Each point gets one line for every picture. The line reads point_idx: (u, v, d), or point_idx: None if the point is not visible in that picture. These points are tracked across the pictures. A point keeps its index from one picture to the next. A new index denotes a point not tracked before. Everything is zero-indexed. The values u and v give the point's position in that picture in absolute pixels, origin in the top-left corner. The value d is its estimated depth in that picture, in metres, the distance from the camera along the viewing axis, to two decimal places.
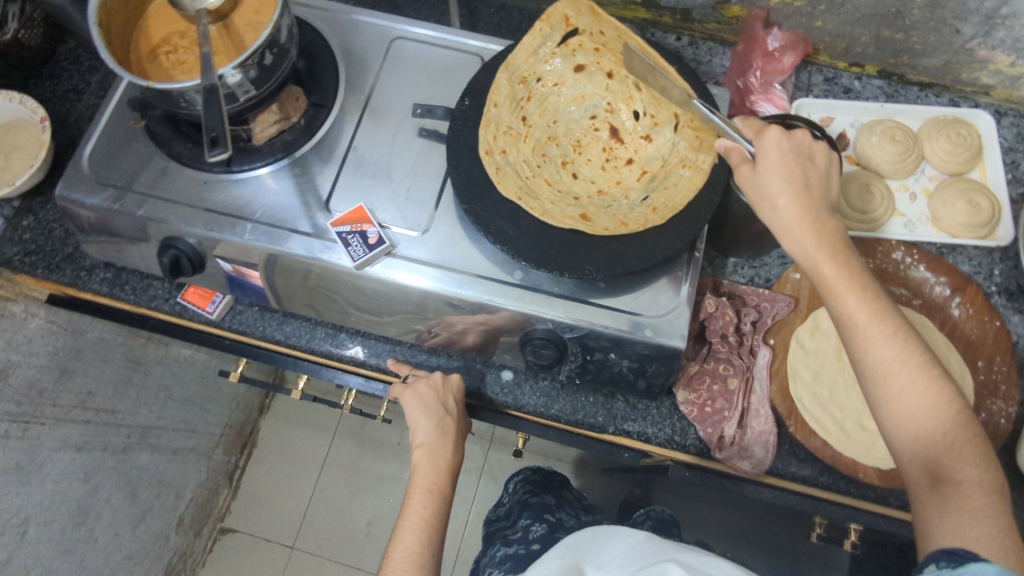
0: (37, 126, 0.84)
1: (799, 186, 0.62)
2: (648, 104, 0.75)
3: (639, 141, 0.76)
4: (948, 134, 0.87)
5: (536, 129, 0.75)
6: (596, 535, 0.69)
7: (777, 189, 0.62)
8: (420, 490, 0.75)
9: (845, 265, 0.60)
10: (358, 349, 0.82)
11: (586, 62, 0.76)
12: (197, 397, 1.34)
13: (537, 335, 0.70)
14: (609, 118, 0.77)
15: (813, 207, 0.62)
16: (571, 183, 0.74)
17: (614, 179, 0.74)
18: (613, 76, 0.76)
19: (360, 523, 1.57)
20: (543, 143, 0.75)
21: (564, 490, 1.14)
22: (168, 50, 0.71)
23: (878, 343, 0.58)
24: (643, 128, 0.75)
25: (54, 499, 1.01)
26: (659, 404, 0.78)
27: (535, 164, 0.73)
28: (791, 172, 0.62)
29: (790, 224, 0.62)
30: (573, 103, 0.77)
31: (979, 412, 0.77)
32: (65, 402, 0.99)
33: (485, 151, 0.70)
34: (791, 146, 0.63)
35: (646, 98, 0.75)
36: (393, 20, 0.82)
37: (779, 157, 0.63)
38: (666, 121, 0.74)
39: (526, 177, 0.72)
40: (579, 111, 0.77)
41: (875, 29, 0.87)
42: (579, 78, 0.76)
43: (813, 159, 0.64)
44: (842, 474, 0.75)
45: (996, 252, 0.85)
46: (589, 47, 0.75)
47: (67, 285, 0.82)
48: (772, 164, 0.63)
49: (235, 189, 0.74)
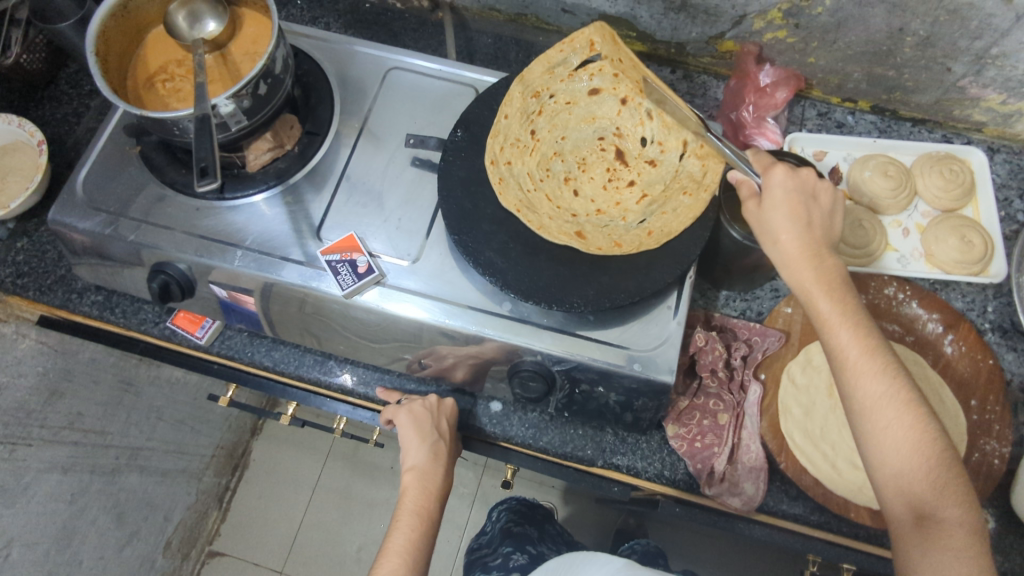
0: (34, 149, 0.85)
1: (798, 223, 0.63)
2: (659, 131, 0.73)
3: (647, 165, 0.73)
4: (940, 170, 0.87)
5: (543, 144, 0.74)
6: (572, 560, 0.73)
7: (780, 225, 0.63)
8: (408, 513, 0.74)
9: (840, 302, 0.61)
10: (347, 376, 0.82)
11: (602, 85, 0.75)
12: (189, 418, 1.33)
13: (526, 367, 0.69)
14: (619, 140, 0.74)
15: (813, 244, 0.63)
16: (569, 202, 0.72)
17: (614, 200, 0.72)
18: (627, 102, 0.74)
19: (350, 548, 1.55)
20: (548, 158, 0.74)
21: (546, 524, 1.14)
22: (164, 78, 0.71)
23: (868, 379, 0.58)
24: (652, 153, 0.73)
25: (39, 521, 1.00)
26: (648, 437, 0.78)
27: (539, 178, 0.73)
28: (794, 210, 0.63)
29: (789, 260, 0.63)
30: (583, 123, 0.75)
31: (973, 452, 0.75)
32: (53, 423, 0.99)
33: (491, 160, 0.71)
34: (797, 183, 0.64)
35: (658, 124, 0.73)
36: (390, 50, 0.83)
37: (783, 194, 0.63)
38: (674, 148, 0.72)
39: (526, 194, 0.71)
40: (587, 132, 0.75)
41: (867, 65, 0.87)
42: (592, 100, 0.75)
43: (817, 197, 0.65)
44: (834, 513, 0.74)
45: (989, 289, 0.85)
46: (607, 72, 0.74)
47: (58, 308, 0.83)
48: (776, 200, 0.63)
49: (229, 216, 0.74)
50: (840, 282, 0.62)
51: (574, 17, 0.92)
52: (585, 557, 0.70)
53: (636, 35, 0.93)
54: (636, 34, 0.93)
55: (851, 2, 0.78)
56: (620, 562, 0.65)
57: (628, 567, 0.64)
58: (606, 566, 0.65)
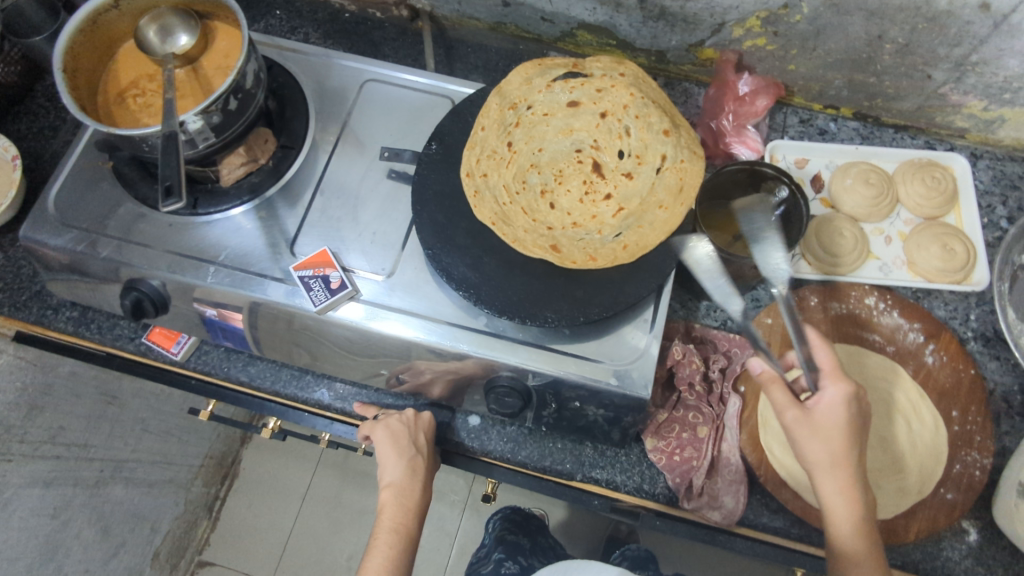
0: (8, 163, 0.84)
1: (844, 436, 0.62)
2: (638, 145, 0.72)
3: (624, 178, 0.72)
4: (922, 178, 0.87)
5: (520, 155, 0.73)
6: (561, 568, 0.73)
7: (831, 420, 0.62)
8: (385, 531, 0.75)
9: (847, 460, 0.62)
10: (324, 392, 0.81)
11: (582, 98, 0.74)
12: (176, 429, 1.33)
13: (502, 382, 0.69)
14: (597, 154, 0.73)
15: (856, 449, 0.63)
16: (545, 216, 0.71)
17: (591, 214, 0.71)
18: (606, 116, 0.73)
19: (341, 556, 1.54)
20: (524, 170, 0.73)
21: (540, 537, 1.15)
22: (136, 93, 0.71)
23: (862, 565, 0.60)
24: (631, 167, 0.72)
25: (21, 536, 0.99)
26: (628, 450, 0.77)
27: (515, 191, 0.72)
28: (843, 419, 0.62)
29: (824, 432, 0.62)
30: (560, 135, 0.74)
31: (955, 463, 0.75)
32: (34, 437, 0.98)
33: (466, 173, 0.70)
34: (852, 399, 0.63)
35: (637, 138, 0.72)
36: (367, 62, 0.82)
37: (834, 413, 0.62)
38: (653, 162, 0.71)
39: (503, 208, 0.70)
40: (565, 144, 0.74)
41: (848, 73, 0.87)
42: (570, 113, 0.74)
43: (866, 411, 0.64)
44: (814, 527, 0.73)
45: (971, 297, 0.84)
46: (588, 85, 0.74)
47: (33, 324, 0.82)
48: (824, 415, 0.62)
49: (203, 231, 0.73)
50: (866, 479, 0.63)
51: (553, 25, 0.92)
52: (577, 564, 0.71)
53: (616, 43, 0.92)
54: (616, 42, 0.92)
55: (829, 10, 0.77)
56: (614, 571, 0.65)
57: None
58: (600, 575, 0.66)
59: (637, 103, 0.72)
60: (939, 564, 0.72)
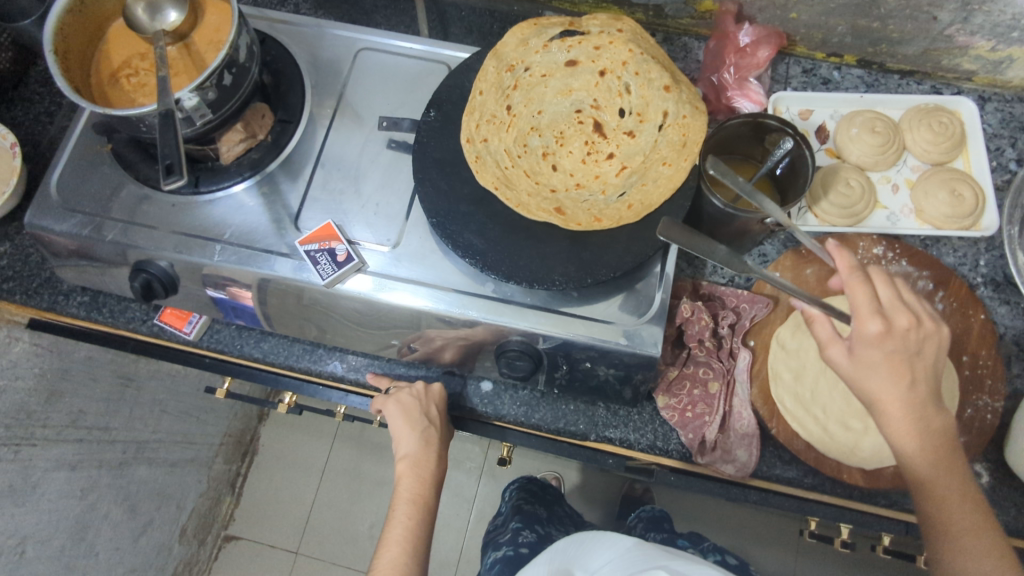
0: (7, 151, 0.84)
1: (896, 375, 0.60)
2: (639, 103, 0.71)
3: (626, 136, 0.71)
4: (929, 123, 0.86)
5: (520, 119, 0.72)
6: (584, 540, 0.73)
7: (875, 352, 0.61)
8: (404, 502, 0.76)
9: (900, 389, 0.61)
10: (337, 364, 0.82)
11: (579, 56, 0.72)
12: (193, 409, 1.35)
13: (513, 346, 0.69)
14: (598, 114, 0.72)
15: (915, 382, 0.61)
16: (548, 178, 0.71)
17: (594, 175, 0.71)
18: (606, 74, 0.72)
19: (363, 526, 1.58)
20: (525, 133, 0.72)
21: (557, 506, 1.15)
22: (129, 73, 0.70)
23: (944, 494, 0.60)
24: (632, 125, 0.71)
25: (51, 517, 1.02)
26: (641, 409, 0.78)
27: (516, 154, 0.71)
28: (887, 342, 0.60)
29: (870, 366, 0.61)
30: (560, 95, 0.73)
31: (966, 407, 0.75)
32: (56, 422, 1.00)
33: (466, 138, 0.69)
34: (895, 325, 0.61)
35: (638, 96, 0.71)
36: (360, 30, 0.81)
37: (883, 352, 0.61)
38: (655, 119, 0.70)
39: (508, 174, 0.70)
40: (564, 105, 0.73)
41: (851, 18, 0.85)
42: (569, 72, 0.72)
43: (915, 335, 0.62)
44: (827, 476, 0.74)
45: (981, 242, 0.84)
46: (585, 42, 0.72)
47: (46, 310, 0.83)
48: (876, 360, 0.61)
49: (206, 210, 0.73)
50: (934, 408, 0.62)
51: None
52: (598, 537, 0.71)
53: None
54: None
55: None
56: (631, 541, 0.65)
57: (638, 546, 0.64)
58: (618, 545, 0.66)
59: (637, 59, 0.71)
60: None
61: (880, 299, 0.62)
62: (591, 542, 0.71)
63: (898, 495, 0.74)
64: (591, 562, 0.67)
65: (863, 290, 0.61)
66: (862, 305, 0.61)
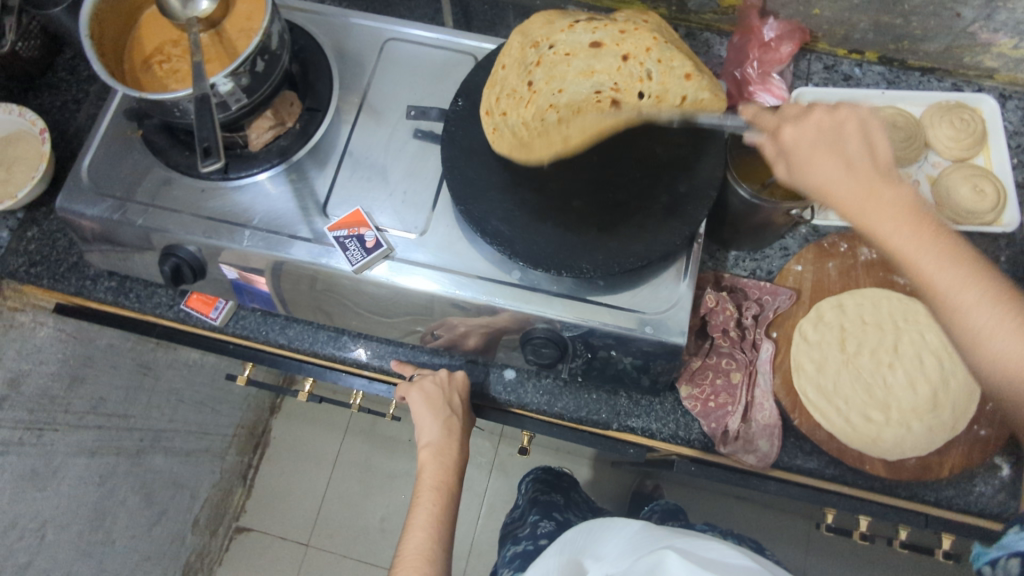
0: (36, 137, 0.85)
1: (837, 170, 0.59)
2: (660, 89, 0.69)
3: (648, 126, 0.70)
4: (951, 120, 0.86)
5: (539, 96, 0.70)
6: (593, 529, 0.72)
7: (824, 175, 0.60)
8: (428, 488, 0.77)
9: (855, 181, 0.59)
10: (362, 351, 0.83)
11: (604, 38, 0.70)
12: (208, 399, 1.36)
13: (537, 334, 0.70)
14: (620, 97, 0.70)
15: (852, 165, 0.59)
16: (568, 165, 0.70)
17: (614, 163, 0.70)
18: (629, 58, 0.69)
19: (374, 519, 1.59)
20: (543, 111, 0.70)
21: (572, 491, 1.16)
22: (161, 59, 0.71)
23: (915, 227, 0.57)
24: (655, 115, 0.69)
25: (71, 503, 1.03)
26: (663, 399, 0.78)
27: (534, 133, 0.70)
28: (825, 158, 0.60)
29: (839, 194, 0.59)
30: (581, 76, 0.70)
31: (987, 400, 0.76)
32: (77, 408, 1.00)
33: (486, 110, 0.70)
34: (812, 119, 0.61)
35: (659, 82, 0.69)
36: (386, 21, 0.82)
37: (807, 144, 0.61)
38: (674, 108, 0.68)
39: (532, 162, 0.69)
40: (585, 86, 0.70)
41: (874, 14, 0.85)
42: (591, 53, 0.70)
43: (837, 113, 0.61)
44: (849, 467, 0.74)
45: (1001, 238, 0.84)
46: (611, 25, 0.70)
47: (72, 295, 0.84)
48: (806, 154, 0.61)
49: (234, 196, 0.74)
50: (885, 188, 0.58)
51: None
52: (608, 525, 0.70)
53: None
54: None
55: None
56: (639, 526, 0.65)
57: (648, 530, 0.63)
58: (626, 530, 0.65)
59: (660, 46, 0.69)
60: (972, 499, 0.74)
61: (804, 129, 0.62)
62: (599, 530, 0.70)
63: (918, 487, 0.74)
64: (600, 548, 0.66)
65: (795, 111, 0.63)
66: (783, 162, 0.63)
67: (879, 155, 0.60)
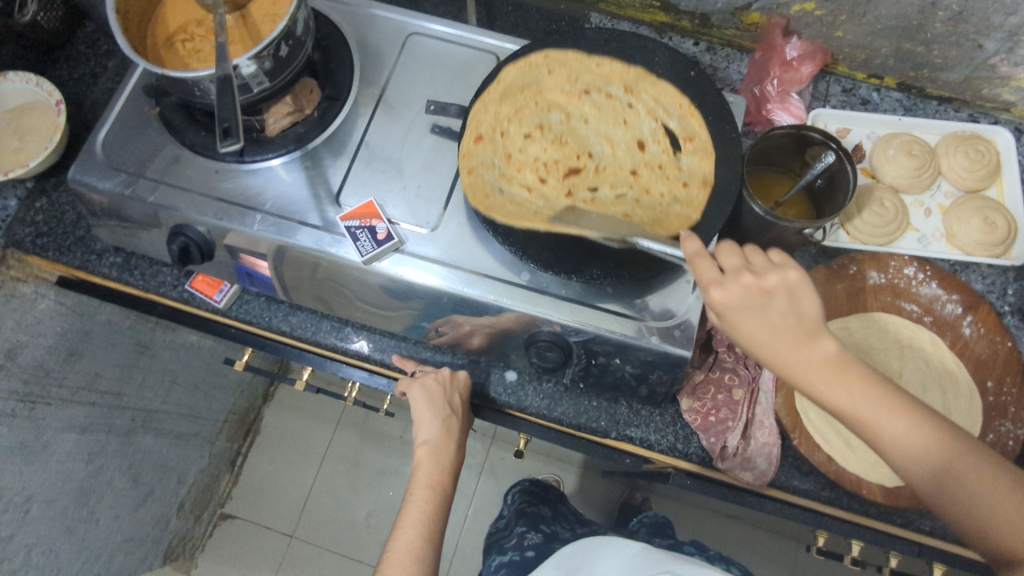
0: (52, 108, 0.85)
1: (784, 348, 0.54)
2: (656, 154, 0.72)
3: (627, 172, 0.72)
4: (966, 150, 0.86)
5: (540, 139, 0.73)
6: (592, 546, 0.72)
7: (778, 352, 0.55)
8: (422, 487, 0.75)
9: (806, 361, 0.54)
10: (363, 343, 0.83)
11: (614, 92, 0.74)
12: (202, 383, 1.36)
13: (543, 338, 0.70)
14: (609, 144, 0.73)
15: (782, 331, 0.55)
16: (535, 183, 0.70)
17: (583, 190, 0.70)
18: (629, 124, 0.73)
19: (359, 514, 1.58)
20: (540, 152, 0.72)
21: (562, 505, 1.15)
22: (184, 38, 0.71)
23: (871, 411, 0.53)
24: (637, 166, 0.72)
25: (58, 478, 1.01)
26: (663, 411, 0.78)
27: (529, 168, 0.71)
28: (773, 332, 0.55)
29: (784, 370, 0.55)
30: (583, 133, 0.74)
31: (987, 433, 0.76)
32: (71, 382, 0.99)
33: (478, 134, 0.70)
34: (739, 281, 0.56)
35: (656, 149, 0.72)
36: (409, 15, 0.82)
37: (736, 309, 0.56)
38: (666, 170, 0.70)
39: (504, 177, 0.70)
40: (585, 139, 0.73)
41: (896, 41, 0.86)
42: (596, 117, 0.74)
43: (764, 280, 0.56)
44: (845, 490, 0.74)
45: (1010, 271, 0.84)
46: (623, 80, 0.73)
47: (77, 268, 0.85)
48: (734, 319, 0.56)
49: (247, 179, 0.73)
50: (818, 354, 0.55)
51: None
52: (606, 543, 0.69)
53: (659, 5, 0.91)
54: (660, 4, 0.91)
55: None
56: (637, 547, 0.63)
57: (644, 552, 0.62)
58: (622, 550, 0.64)
59: (668, 110, 0.71)
60: None
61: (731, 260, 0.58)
62: (597, 548, 0.69)
63: (914, 515, 0.74)
64: (595, 566, 0.65)
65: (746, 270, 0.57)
66: (709, 273, 0.56)
67: (808, 315, 0.56)
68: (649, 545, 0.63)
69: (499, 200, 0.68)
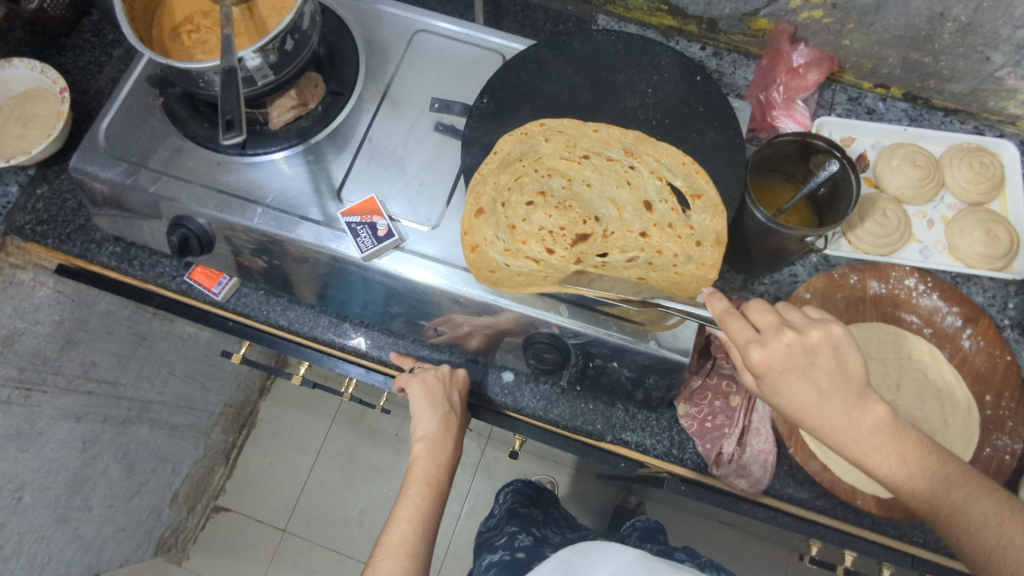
0: (56, 96, 0.84)
1: (822, 408, 0.55)
2: (665, 214, 0.67)
3: (636, 234, 0.67)
4: (970, 162, 0.86)
5: (542, 204, 0.67)
6: (589, 549, 0.71)
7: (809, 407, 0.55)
8: (418, 483, 0.74)
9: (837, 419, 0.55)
10: (361, 340, 0.83)
11: (614, 155, 0.69)
12: (200, 374, 1.35)
13: (541, 338, 0.69)
14: (614, 206, 0.68)
15: (826, 391, 0.55)
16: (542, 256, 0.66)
17: (594, 258, 0.66)
18: (632, 183, 0.68)
19: (352, 510, 1.57)
20: (542, 237, 0.66)
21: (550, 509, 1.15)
22: (190, 29, 0.70)
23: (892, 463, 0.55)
24: (646, 227, 0.67)
25: (52, 467, 1.01)
26: (659, 416, 0.78)
27: (533, 240, 0.66)
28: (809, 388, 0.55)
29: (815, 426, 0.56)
30: (586, 192, 0.68)
31: (984, 446, 0.76)
32: (68, 371, 0.99)
33: (477, 208, 0.66)
34: (780, 340, 0.55)
35: (664, 208, 0.68)
36: (416, 11, 0.81)
37: (778, 369, 0.56)
38: (677, 231, 0.66)
39: (509, 252, 0.66)
40: (590, 202, 0.68)
41: (904, 50, 0.85)
42: (598, 178, 0.69)
43: (807, 336, 0.56)
44: (840, 500, 0.74)
45: (1011, 285, 0.84)
46: (622, 143, 0.68)
47: (76, 256, 0.85)
48: (778, 381, 0.56)
49: (249, 172, 0.73)
50: (858, 411, 0.55)
51: None
52: (605, 547, 0.68)
53: (667, 8, 0.91)
54: (667, 7, 0.91)
55: None
56: (636, 553, 0.63)
57: (644, 559, 0.61)
58: (621, 556, 0.63)
59: (671, 169, 0.67)
60: None
61: (765, 317, 0.57)
62: (595, 552, 0.68)
63: (908, 527, 0.74)
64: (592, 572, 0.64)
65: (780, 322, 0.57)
66: (743, 334, 0.57)
67: (853, 372, 0.55)
68: (649, 553, 0.63)
69: (506, 273, 0.66)
